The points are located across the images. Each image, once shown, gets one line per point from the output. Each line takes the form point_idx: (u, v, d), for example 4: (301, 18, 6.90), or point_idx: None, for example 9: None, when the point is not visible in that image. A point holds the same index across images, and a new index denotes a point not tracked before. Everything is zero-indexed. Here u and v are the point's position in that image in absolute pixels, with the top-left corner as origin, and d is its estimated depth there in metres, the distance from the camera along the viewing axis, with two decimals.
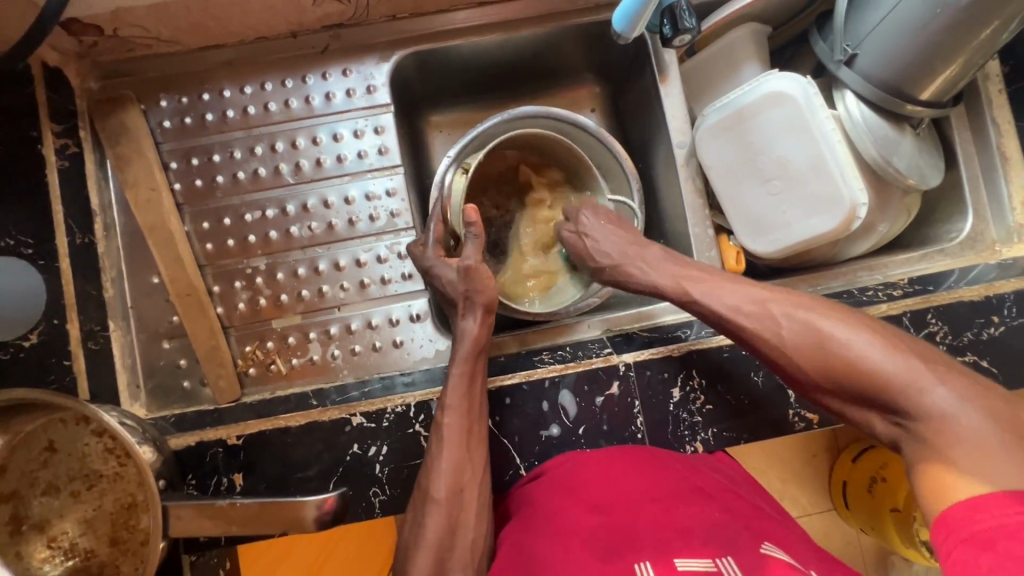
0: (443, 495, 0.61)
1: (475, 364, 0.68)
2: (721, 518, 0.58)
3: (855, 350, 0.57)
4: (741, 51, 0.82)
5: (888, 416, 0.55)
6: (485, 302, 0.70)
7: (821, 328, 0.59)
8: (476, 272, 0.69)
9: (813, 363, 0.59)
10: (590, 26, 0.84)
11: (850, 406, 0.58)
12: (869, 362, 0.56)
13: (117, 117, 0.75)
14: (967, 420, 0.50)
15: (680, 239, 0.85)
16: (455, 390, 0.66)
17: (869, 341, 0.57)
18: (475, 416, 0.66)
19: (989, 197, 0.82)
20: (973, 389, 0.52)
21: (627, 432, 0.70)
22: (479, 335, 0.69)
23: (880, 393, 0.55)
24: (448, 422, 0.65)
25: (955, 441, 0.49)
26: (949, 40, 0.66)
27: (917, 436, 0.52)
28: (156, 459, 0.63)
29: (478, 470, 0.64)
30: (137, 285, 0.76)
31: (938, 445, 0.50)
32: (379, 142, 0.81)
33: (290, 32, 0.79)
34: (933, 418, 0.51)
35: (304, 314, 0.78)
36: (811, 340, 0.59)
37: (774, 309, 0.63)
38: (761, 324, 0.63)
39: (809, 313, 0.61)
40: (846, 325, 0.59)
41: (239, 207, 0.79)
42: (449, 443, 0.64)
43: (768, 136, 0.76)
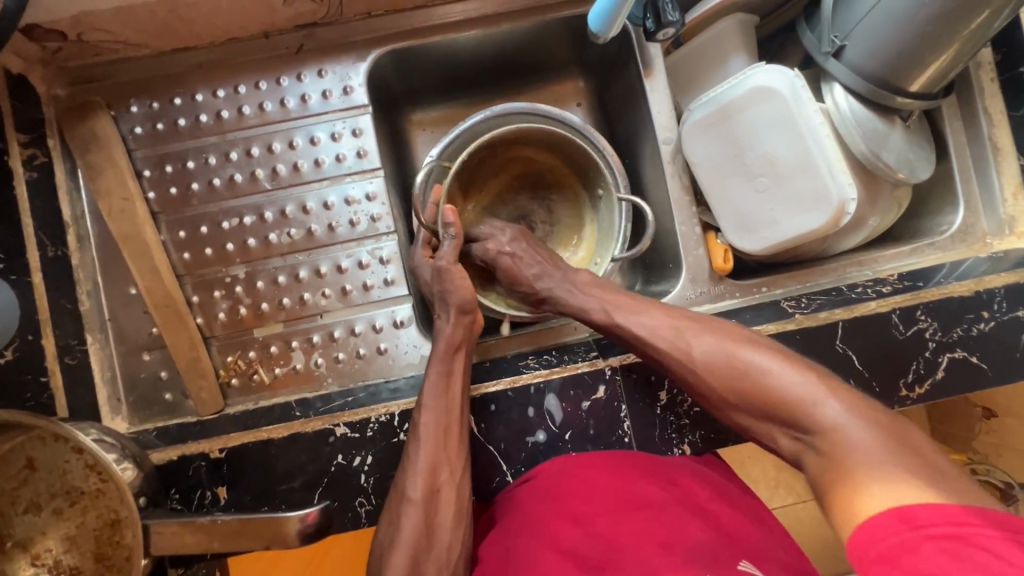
0: (420, 495, 0.61)
1: (451, 363, 0.68)
2: (700, 535, 0.58)
3: (760, 369, 0.58)
4: (727, 43, 0.81)
5: (791, 431, 0.56)
6: (456, 304, 0.70)
7: (724, 347, 0.61)
8: (451, 275, 0.71)
9: (718, 377, 0.60)
10: (572, 19, 0.82)
11: (754, 424, 0.59)
12: (771, 381, 0.57)
13: (86, 125, 0.72)
14: (856, 433, 0.51)
15: (667, 237, 0.83)
16: (432, 391, 0.66)
17: (773, 360, 0.58)
18: (453, 413, 0.65)
19: (981, 188, 0.80)
20: (861, 403, 0.53)
21: (613, 437, 0.69)
22: (453, 335, 0.69)
23: (781, 410, 0.56)
24: (424, 422, 0.64)
25: (848, 453, 0.51)
26: (939, 29, 0.64)
27: (818, 451, 0.53)
28: (137, 476, 0.62)
29: (456, 468, 0.64)
30: (115, 296, 0.74)
31: (837, 456, 0.51)
32: (357, 145, 0.79)
33: (262, 32, 0.77)
34: (827, 432, 0.52)
35: (285, 323, 0.77)
36: (710, 358, 0.61)
37: (693, 325, 0.64)
38: (673, 342, 0.64)
39: (712, 329, 0.63)
40: (751, 346, 0.60)
41: (216, 214, 0.77)
42: (426, 440, 0.63)
43: (754, 133, 0.74)
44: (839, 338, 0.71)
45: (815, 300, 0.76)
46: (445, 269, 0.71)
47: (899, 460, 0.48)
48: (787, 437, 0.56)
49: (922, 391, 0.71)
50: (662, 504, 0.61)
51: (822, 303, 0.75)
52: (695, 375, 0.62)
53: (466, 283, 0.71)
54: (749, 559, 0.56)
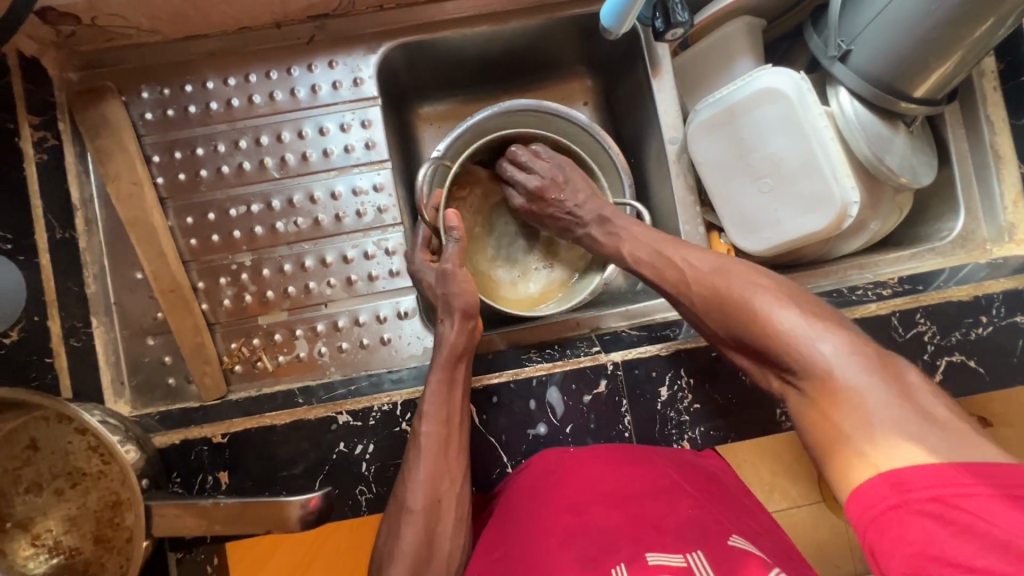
0: (420, 505, 0.62)
1: (454, 371, 0.67)
2: (694, 512, 0.58)
3: (757, 308, 0.59)
4: (734, 44, 0.81)
5: (785, 374, 0.57)
6: (461, 308, 0.70)
7: (732, 292, 0.61)
8: (457, 277, 0.71)
9: (724, 325, 0.62)
10: (582, 18, 0.83)
11: (755, 366, 0.61)
12: (768, 322, 0.58)
13: (97, 109, 0.73)
14: (843, 376, 0.52)
15: (671, 236, 0.84)
16: (434, 399, 0.66)
17: (775, 302, 0.58)
18: (453, 423, 0.65)
19: (982, 195, 0.81)
20: (859, 346, 0.53)
21: (614, 431, 0.70)
22: (457, 342, 0.69)
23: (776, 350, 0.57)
24: (425, 431, 0.64)
25: (841, 398, 0.51)
26: (945, 36, 0.65)
27: (806, 394, 0.54)
28: (139, 458, 0.62)
29: (456, 480, 0.64)
30: (121, 280, 0.74)
31: (826, 402, 0.52)
32: (366, 136, 0.79)
33: (274, 22, 0.77)
34: (815, 373, 0.53)
35: (290, 311, 0.77)
36: (729, 305, 0.61)
37: (698, 269, 0.66)
38: (688, 289, 0.66)
39: (723, 274, 0.63)
40: (755, 289, 0.60)
41: (223, 202, 0.77)
42: (427, 449, 0.64)
43: (758, 134, 0.75)
44: None
45: None
46: (449, 271, 0.71)
47: (886, 413, 0.49)
48: (785, 379, 0.57)
49: None
50: (654, 486, 0.61)
51: (823, 304, 0.76)
52: (704, 322, 0.64)
53: (471, 285, 0.72)
54: (739, 535, 0.55)
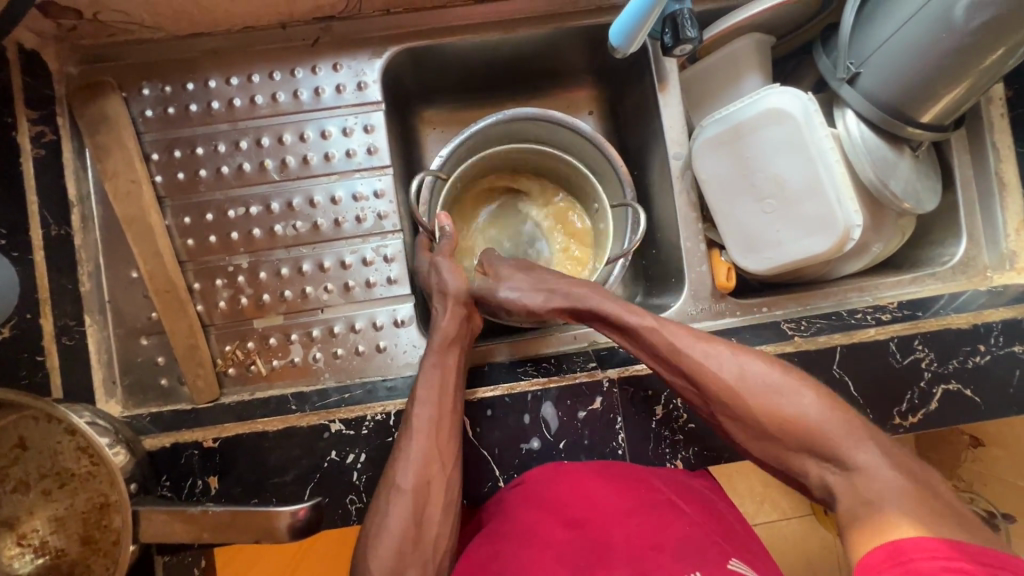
0: (410, 485, 0.61)
1: (445, 357, 0.69)
2: (690, 532, 0.59)
3: (783, 394, 0.58)
4: (742, 61, 0.81)
5: (823, 464, 0.55)
6: (454, 294, 0.72)
7: (758, 379, 0.59)
8: (450, 271, 0.73)
9: (753, 410, 0.59)
10: (590, 29, 0.82)
11: (784, 453, 0.58)
12: (803, 414, 0.57)
13: (96, 104, 0.72)
14: (889, 475, 0.52)
15: (672, 252, 0.84)
16: (427, 383, 0.66)
17: (806, 393, 0.58)
18: (446, 408, 0.65)
19: (984, 222, 0.81)
20: (889, 445, 0.54)
21: (607, 448, 0.70)
22: (448, 329, 0.70)
23: (816, 444, 0.56)
24: (418, 412, 0.65)
25: (882, 498, 0.51)
26: (954, 63, 0.65)
27: (849, 488, 0.53)
28: (128, 462, 0.62)
29: (446, 463, 0.64)
30: (116, 278, 0.74)
31: (871, 496, 0.51)
32: (368, 141, 0.78)
33: (279, 22, 0.76)
34: (861, 472, 0.53)
35: (286, 315, 0.77)
36: (767, 388, 0.59)
37: (720, 349, 0.62)
38: (710, 364, 0.61)
39: (740, 361, 0.61)
40: (779, 376, 0.59)
41: (222, 203, 0.76)
42: (419, 431, 0.64)
43: (764, 153, 0.74)
44: (836, 363, 0.72)
45: (815, 323, 0.76)
46: (440, 265, 0.74)
47: (927, 505, 0.49)
48: (820, 470, 0.56)
49: (914, 421, 0.72)
50: (653, 503, 0.62)
51: (822, 327, 0.75)
52: (724, 405, 0.60)
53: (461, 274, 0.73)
54: (737, 558, 0.56)
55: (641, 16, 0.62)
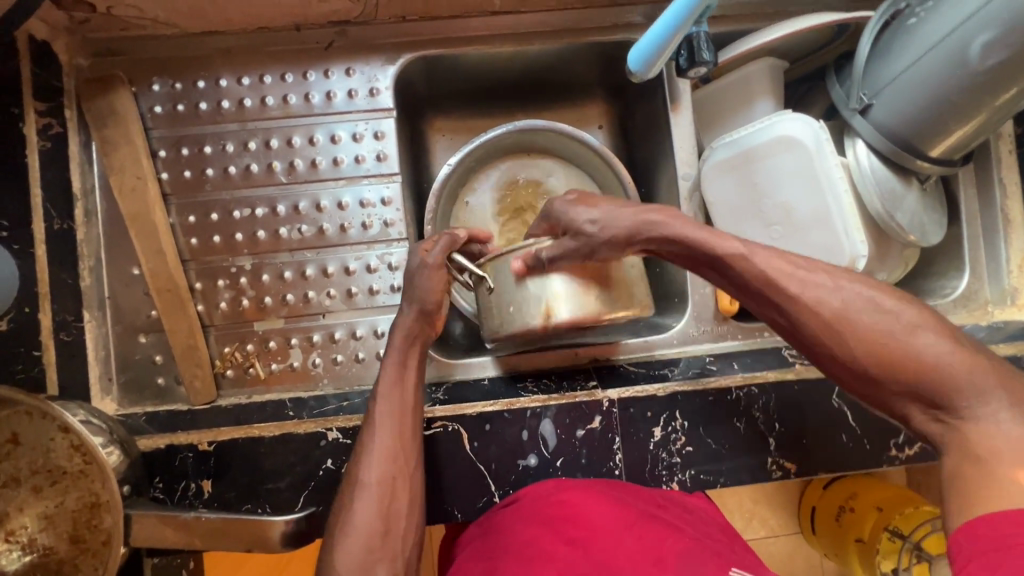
0: (374, 480, 0.58)
1: (406, 355, 0.65)
2: (690, 545, 0.58)
3: (899, 331, 0.48)
4: (755, 85, 0.81)
5: (934, 415, 0.47)
6: (418, 297, 0.66)
7: (867, 314, 0.49)
8: (429, 275, 0.65)
9: (858, 347, 0.49)
10: (605, 46, 0.82)
11: (885, 396, 0.49)
12: (921, 356, 0.47)
13: (106, 99, 0.71)
14: (1015, 434, 0.43)
15: (676, 272, 0.84)
16: (386, 379, 0.63)
17: (926, 330, 0.48)
18: (408, 405, 0.62)
19: (988, 257, 0.82)
20: (1022, 396, 0.45)
21: (604, 468, 0.70)
22: (409, 326, 0.66)
23: (928, 392, 0.47)
24: (379, 410, 0.62)
25: (1000, 456, 0.43)
26: (967, 99, 0.65)
27: (960, 445, 0.45)
28: (121, 463, 0.62)
29: (411, 459, 0.60)
30: (117, 274, 0.73)
31: (981, 452, 0.43)
32: (378, 148, 0.78)
33: (294, 24, 0.76)
34: (975, 425, 0.45)
35: (287, 319, 0.76)
36: (879, 327, 0.48)
37: (820, 277, 0.52)
38: (807, 294, 0.51)
39: (844, 291, 0.50)
40: (897, 309, 0.49)
41: (228, 203, 0.76)
42: (382, 428, 0.61)
43: (773, 179, 0.74)
44: (836, 393, 0.72)
45: None
46: (416, 268, 0.66)
47: None
48: (926, 418, 0.47)
49: (910, 453, 0.72)
50: (646, 518, 0.61)
51: None
52: (822, 340, 0.50)
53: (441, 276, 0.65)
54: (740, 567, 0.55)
55: (660, 42, 0.62)
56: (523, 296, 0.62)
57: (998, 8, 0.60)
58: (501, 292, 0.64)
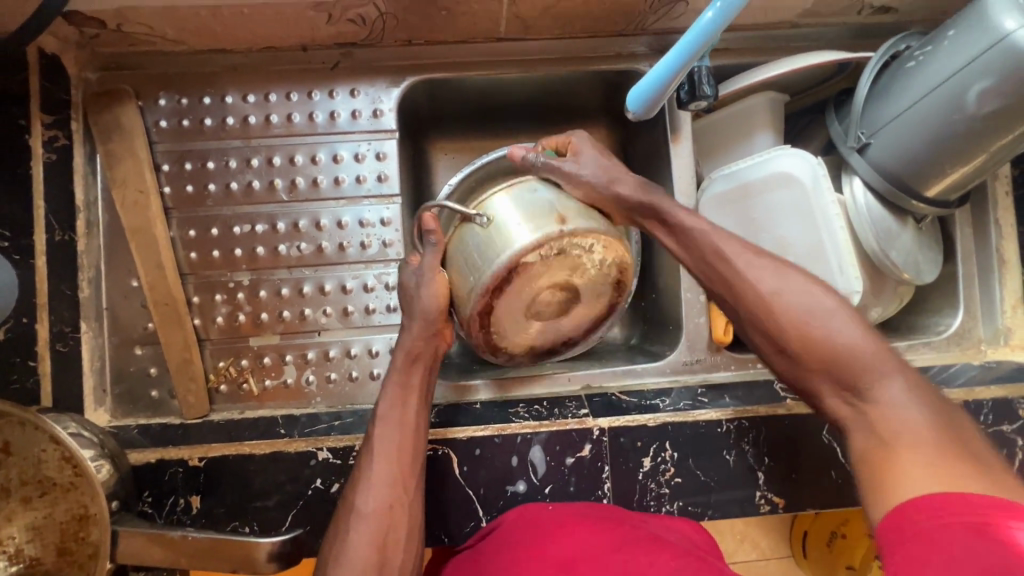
0: (372, 510, 0.59)
1: (409, 376, 0.66)
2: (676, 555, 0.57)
3: (824, 318, 0.55)
4: (755, 118, 0.82)
5: (844, 396, 0.53)
6: (421, 312, 0.66)
7: (796, 299, 0.57)
8: (430, 283, 0.65)
9: (787, 325, 0.56)
10: (608, 74, 0.83)
11: (805, 376, 0.56)
12: (839, 340, 0.54)
13: (112, 113, 0.72)
14: (912, 416, 0.49)
15: (672, 300, 0.84)
16: (389, 401, 0.65)
17: (846, 320, 0.55)
18: (409, 430, 0.63)
19: (982, 296, 0.82)
20: (923, 390, 0.51)
21: (592, 496, 0.70)
22: (414, 346, 0.67)
23: (842, 372, 0.53)
24: (378, 434, 0.63)
25: (897, 434, 0.49)
26: (962, 144, 0.66)
27: (865, 422, 0.51)
28: (111, 478, 0.62)
29: (409, 487, 0.62)
30: (116, 286, 0.73)
31: (885, 431, 0.49)
32: (379, 169, 0.78)
33: (300, 45, 0.76)
34: (878, 406, 0.51)
35: (283, 335, 0.77)
36: (801, 311, 0.56)
37: (765, 263, 0.60)
38: (751, 275, 0.59)
39: (779, 276, 0.59)
40: (825, 298, 0.56)
41: (228, 218, 0.77)
42: (381, 456, 0.62)
43: (769, 215, 0.75)
44: (826, 429, 0.72)
45: None
46: (418, 281, 0.66)
47: (943, 454, 0.46)
48: (838, 398, 0.53)
49: None
50: (633, 537, 0.60)
51: None
52: (756, 316, 0.58)
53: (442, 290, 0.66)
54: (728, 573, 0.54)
55: (659, 86, 0.60)
56: (508, 229, 0.60)
57: (1000, 56, 0.61)
58: (481, 240, 0.61)
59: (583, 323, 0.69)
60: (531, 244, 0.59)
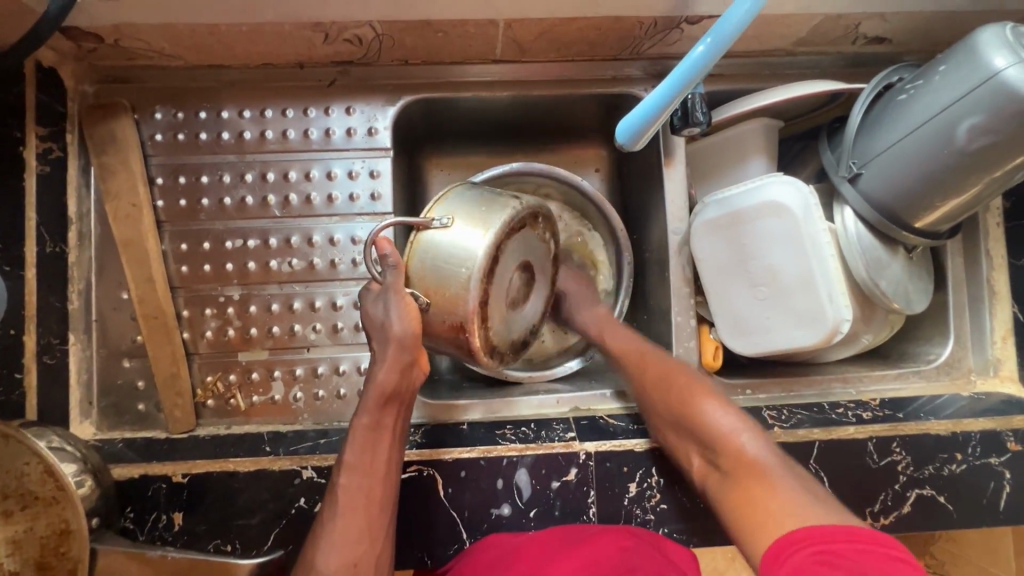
0: (334, 567, 0.57)
1: (381, 416, 0.64)
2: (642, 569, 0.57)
3: (679, 383, 0.72)
4: (749, 144, 0.82)
5: (710, 450, 0.65)
6: (396, 339, 0.62)
7: (654, 368, 0.75)
8: (398, 308, 0.61)
9: (654, 392, 0.73)
10: (604, 97, 0.83)
11: (678, 443, 0.69)
12: (695, 402, 0.69)
13: (107, 126, 0.73)
14: (758, 453, 0.62)
15: (662, 323, 0.84)
16: (355, 446, 0.63)
17: (690, 379, 0.73)
18: (378, 476, 0.62)
19: (972, 327, 0.82)
20: (762, 435, 0.65)
21: (577, 521, 0.70)
22: (385, 384, 0.63)
23: (707, 429, 0.66)
24: (344, 482, 0.61)
25: (752, 468, 0.61)
26: (951, 178, 0.66)
27: (729, 470, 0.63)
28: (91, 495, 0.62)
29: (376, 537, 0.60)
30: (106, 298, 0.74)
31: (743, 469, 0.61)
32: (372, 187, 0.79)
33: (297, 63, 0.77)
34: (733, 451, 0.63)
35: (272, 351, 0.77)
36: (663, 382, 0.73)
37: (637, 344, 0.78)
38: (627, 354, 0.78)
39: (643, 348, 0.77)
40: (675, 363, 0.75)
41: (220, 233, 0.77)
42: (346, 506, 0.60)
43: (760, 243, 0.75)
44: (813, 458, 0.72)
45: (797, 414, 0.76)
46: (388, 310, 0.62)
47: (784, 478, 0.59)
48: (708, 456, 0.65)
49: (886, 522, 0.72)
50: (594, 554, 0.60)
51: (803, 419, 0.75)
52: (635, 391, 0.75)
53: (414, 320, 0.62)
54: None
55: (649, 118, 0.59)
56: (465, 226, 0.61)
57: (988, 93, 0.61)
58: (445, 242, 0.61)
59: (536, 309, 0.72)
60: (492, 237, 0.60)
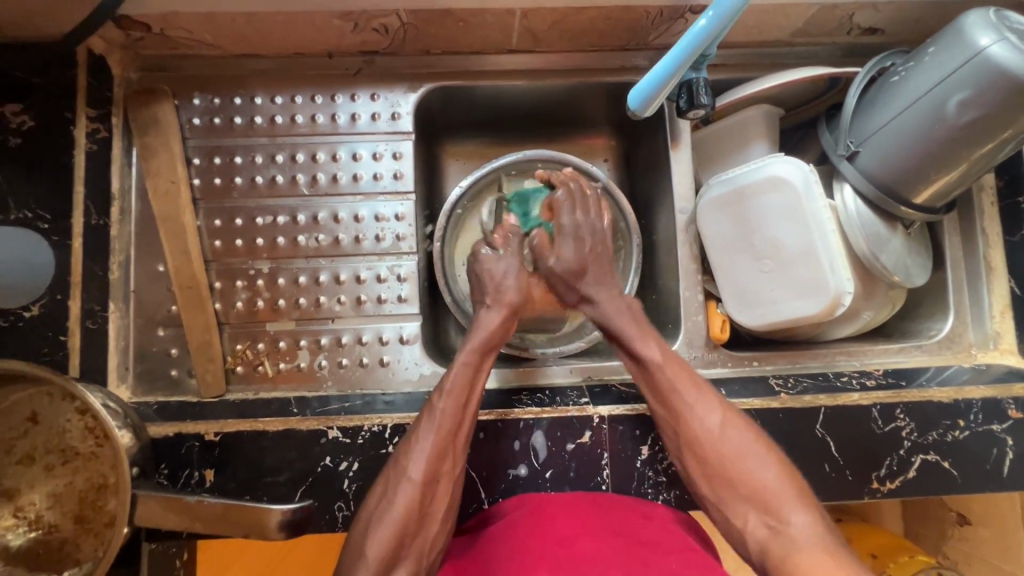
0: (420, 477, 0.61)
1: (481, 359, 0.71)
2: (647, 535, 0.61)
3: (740, 450, 0.65)
4: (751, 129, 0.87)
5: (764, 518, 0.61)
6: (510, 302, 0.75)
7: (710, 425, 0.67)
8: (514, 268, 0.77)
9: (708, 446, 0.66)
10: (613, 85, 0.88)
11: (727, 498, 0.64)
12: (751, 470, 0.64)
13: (150, 109, 0.78)
14: (814, 540, 0.57)
15: (671, 300, 0.88)
16: (458, 378, 0.68)
17: (749, 438, 0.66)
18: (468, 409, 0.67)
19: (971, 302, 0.85)
20: (822, 516, 0.60)
21: (592, 482, 0.72)
22: (492, 335, 0.72)
23: (762, 500, 0.62)
24: (441, 406, 0.66)
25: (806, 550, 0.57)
26: (944, 153, 0.70)
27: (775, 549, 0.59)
28: (133, 446, 0.65)
29: (457, 461, 0.65)
30: (144, 271, 0.78)
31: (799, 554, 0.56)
32: (395, 167, 0.83)
33: (327, 52, 0.82)
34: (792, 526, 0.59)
35: (298, 321, 0.80)
36: (730, 443, 0.65)
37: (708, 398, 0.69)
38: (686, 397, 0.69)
39: (696, 392, 0.69)
40: (731, 420, 0.67)
41: (252, 210, 0.81)
42: (437, 427, 0.64)
43: (764, 218, 0.79)
44: (819, 423, 0.74)
45: (802, 382, 0.79)
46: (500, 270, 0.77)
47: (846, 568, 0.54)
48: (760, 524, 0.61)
49: (892, 486, 0.74)
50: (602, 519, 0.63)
51: (808, 386, 0.78)
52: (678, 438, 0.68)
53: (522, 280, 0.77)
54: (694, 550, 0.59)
55: (659, 85, 0.65)
56: None
57: (976, 70, 0.65)
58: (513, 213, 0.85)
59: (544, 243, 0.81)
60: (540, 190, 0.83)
